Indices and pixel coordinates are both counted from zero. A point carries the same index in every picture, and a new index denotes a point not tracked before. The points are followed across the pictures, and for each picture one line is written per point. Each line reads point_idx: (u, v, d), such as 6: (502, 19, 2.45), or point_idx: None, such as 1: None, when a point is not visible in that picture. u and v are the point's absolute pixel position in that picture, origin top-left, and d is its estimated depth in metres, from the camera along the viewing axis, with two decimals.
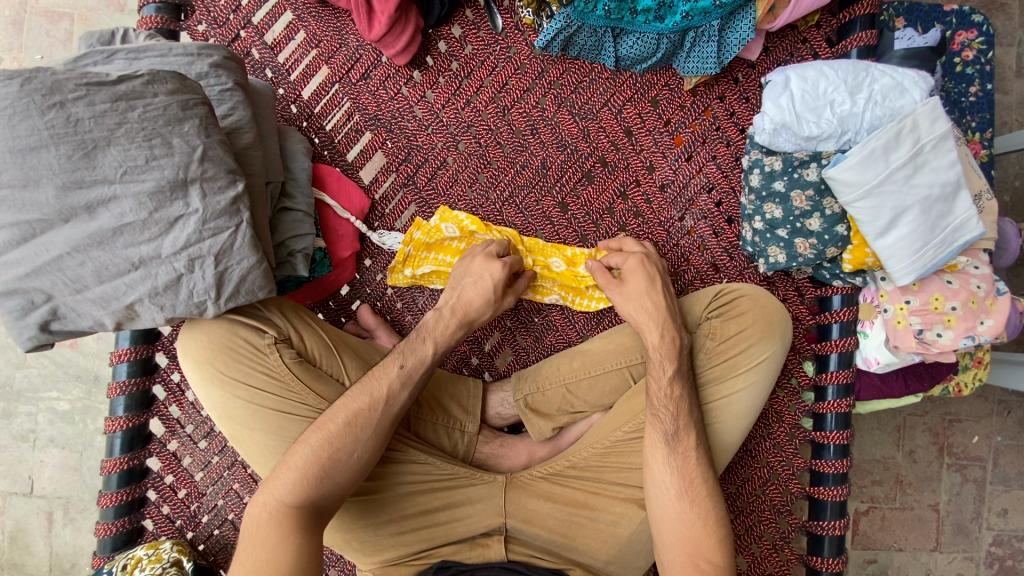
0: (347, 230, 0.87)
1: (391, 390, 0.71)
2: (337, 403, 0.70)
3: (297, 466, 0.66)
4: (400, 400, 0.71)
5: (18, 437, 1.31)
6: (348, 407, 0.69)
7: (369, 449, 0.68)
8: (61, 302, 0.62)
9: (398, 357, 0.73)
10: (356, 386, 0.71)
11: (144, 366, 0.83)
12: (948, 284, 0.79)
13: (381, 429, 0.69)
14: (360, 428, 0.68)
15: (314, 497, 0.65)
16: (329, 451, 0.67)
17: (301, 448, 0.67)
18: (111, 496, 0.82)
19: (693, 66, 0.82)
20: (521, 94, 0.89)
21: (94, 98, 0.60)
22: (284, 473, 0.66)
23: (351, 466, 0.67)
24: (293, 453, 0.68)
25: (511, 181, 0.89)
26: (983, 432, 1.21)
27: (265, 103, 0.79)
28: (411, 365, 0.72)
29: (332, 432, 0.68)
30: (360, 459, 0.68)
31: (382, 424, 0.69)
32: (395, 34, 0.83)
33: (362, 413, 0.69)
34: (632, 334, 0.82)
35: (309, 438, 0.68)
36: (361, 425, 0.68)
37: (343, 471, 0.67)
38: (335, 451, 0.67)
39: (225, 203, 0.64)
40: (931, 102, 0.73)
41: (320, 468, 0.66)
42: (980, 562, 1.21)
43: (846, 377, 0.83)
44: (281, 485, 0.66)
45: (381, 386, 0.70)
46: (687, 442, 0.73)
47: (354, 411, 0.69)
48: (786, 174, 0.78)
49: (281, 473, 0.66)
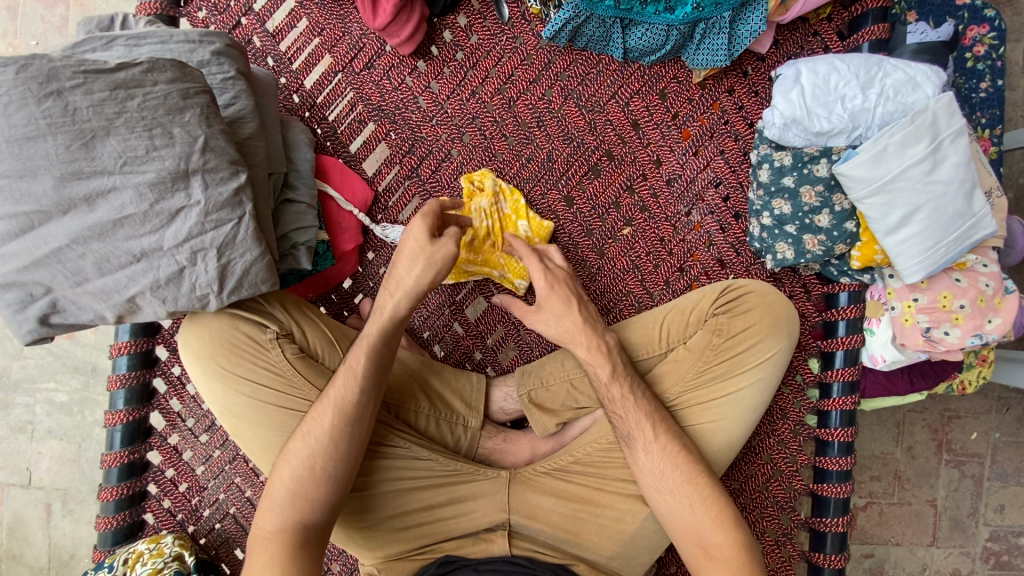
0: (350, 223, 0.86)
1: (340, 392, 0.68)
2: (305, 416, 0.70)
3: (276, 486, 0.67)
4: (350, 399, 0.68)
5: (16, 429, 1.30)
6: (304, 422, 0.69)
7: (332, 459, 0.67)
8: (61, 294, 0.61)
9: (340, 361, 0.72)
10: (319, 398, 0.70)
11: (145, 359, 0.82)
12: (956, 282, 0.79)
13: (338, 436, 0.68)
14: (319, 440, 0.67)
15: (296, 516, 0.66)
16: (296, 468, 0.67)
17: (281, 471, 0.68)
18: (111, 490, 0.81)
19: (702, 59, 0.81)
20: (526, 85, 0.87)
21: (92, 86, 0.58)
22: (269, 500, 0.67)
23: (320, 478, 0.67)
24: (274, 478, 0.68)
25: (516, 174, 0.88)
26: (982, 429, 1.21)
27: (268, 93, 0.77)
28: (351, 360, 0.70)
29: (296, 449, 0.68)
30: (326, 471, 0.67)
31: (337, 427, 0.68)
32: (400, 23, 0.81)
33: (319, 421, 0.68)
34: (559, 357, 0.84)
35: (286, 451, 0.68)
36: (314, 434, 0.68)
37: (316, 485, 0.66)
38: (300, 467, 0.67)
39: (227, 195, 0.62)
40: (946, 97, 0.72)
41: (292, 486, 0.66)
42: (976, 557, 1.22)
43: (851, 374, 0.83)
44: (268, 509, 0.67)
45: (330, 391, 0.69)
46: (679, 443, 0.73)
47: (312, 422, 0.68)
48: (796, 169, 0.78)
49: (268, 500, 0.67)
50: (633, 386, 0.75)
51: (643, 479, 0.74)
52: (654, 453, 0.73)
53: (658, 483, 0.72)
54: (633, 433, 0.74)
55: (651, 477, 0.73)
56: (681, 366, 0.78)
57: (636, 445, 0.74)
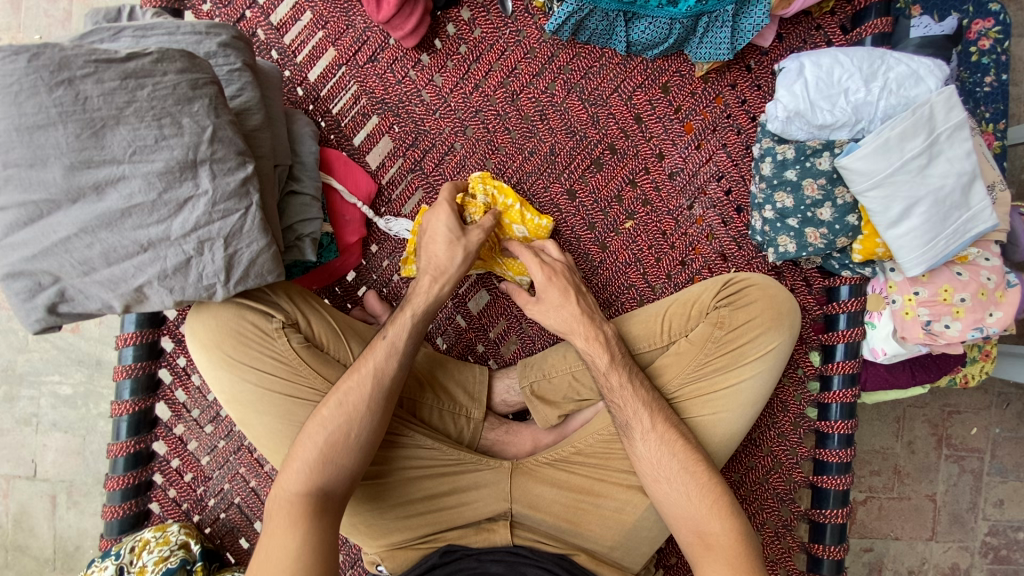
0: (354, 215, 0.86)
1: (380, 363, 0.70)
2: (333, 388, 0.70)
3: (303, 451, 0.67)
4: (390, 371, 0.70)
5: (21, 421, 1.31)
6: (339, 389, 0.70)
7: (367, 428, 0.68)
8: (69, 283, 0.62)
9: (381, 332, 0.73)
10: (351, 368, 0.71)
11: (150, 350, 0.82)
12: (957, 275, 0.79)
13: (376, 407, 0.69)
14: (355, 408, 0.68)
15: (321, 481, 0.66)
16: (326, 433, 0.67)
17: (305, 438, 0.68)
18: (117, 479, 0.81)
19: (705, 52, 0.81)
20: (530, 79, 0.87)
21: (103, 75, 0.58)
22: (292, 464, 0.67)
23: (351, 446, 0.67)
24: (298, 444, 0.68)
25: (520, 167, 0.89)
26: (982, 424, 1.22)
27: (272, 85, 0.77)
28: (393, 336, 0.72)
29: (327, 415, 0.68)
30: (358, 440, 0.68)
31: (375, 397, 0.69)
32: (404, 15, 0.81)
33: (355, 390, 0.69)
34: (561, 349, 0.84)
35: (316, 416, 0.69)
36: (351, 401, 0.69)
37: (347, 451, 0.67)
38: (332, 434, 0.67)
39: (234, 185, 0.63)
40: (948, 91, 0.73)
41: (322, 450, 0.67)
42: (975, 552, 1.22)
43: (852, 366, 0.84)
44: (291, 472, 0.66)
45: (369, 362, 0.70)
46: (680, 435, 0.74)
47: (347, 390, 0.69)
48: (798, 163, 0.78)
49: (292, 464, 0.67)
50: (629, 375, 0.76)
51: (640, 468, 0.74)
52: (654, 444, 0.73)
53: (658, 474, 0.73)
54: (631, 422, 0.75)
55: (646, 465, 0.74)
56: (684, 358, 0.79)
57: (633, 434, 0.74)
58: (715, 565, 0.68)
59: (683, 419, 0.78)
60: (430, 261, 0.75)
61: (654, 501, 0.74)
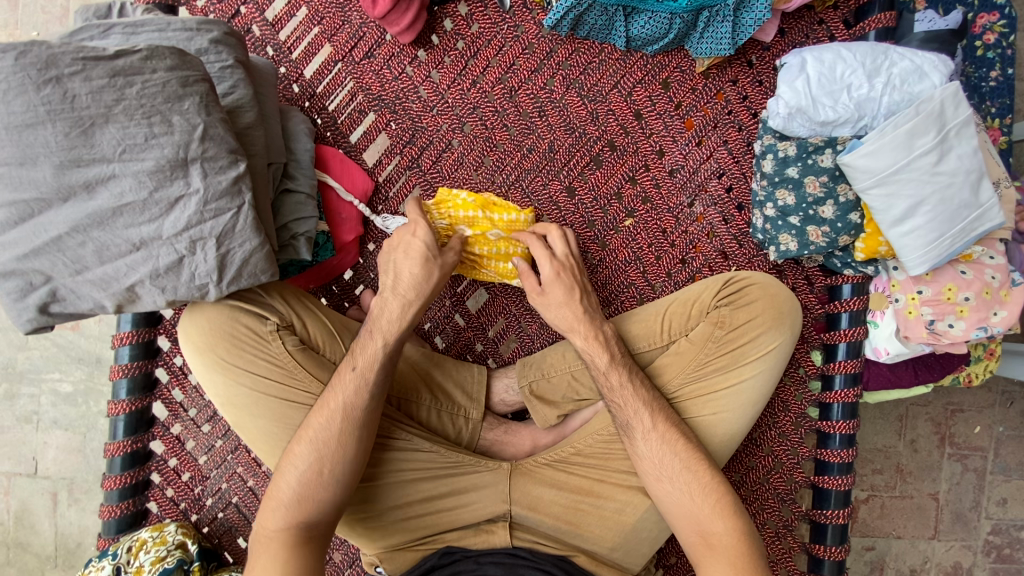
0: (350, 213, 0.85)
1: (349, 399, 0.69)
2: (305, 423, 0.70)
3: (282, 489, 0.67)
4: (360, 406, 0.69)
5: (22, 419, 1.32)
6: (311, 426, 0.69)
7: (341, 463, 0.68)
8: (61, 283, 0.61)
9: (348, 361, 0.72)
10: (319, 402, 0.71)
11: (147, 349, 0.82)
12: (962, 274, 0.78)
13: (349, 440, 0.68)
14: (326, 444, 0.68)
15: (302, 517, 0.66)
16: (300, 471, 0.67)
17: (282, 475, 0.68)
18: (114, 478, 0.81)
19: (706, 47, 0.80)
20: (529, 74, 0.86)
21: (91, 73, 0.58)
22: (270, 501, 0.68)
23: (328, 481, 0.67)
24: (275, 480, 0.69)
25: (518, 165, 0.88)
26: (985, 422, 1.21)
27: (267, 82, 0.77)
28: (362, 366, 0.71)
29: (302, 452, 0.68)
30: (335, 474, 0.68)
31: (346, 431, 0.68)
32: (400, 11, 0.80)
33: (325, 428, 0.68)
34: (563, 348, 0.83)
35: (289, 457, 0.68)
36: (322, 435, 0.68)
37: (321, 488, 0.67)
38: (308, 471, 0.67)
39: (226, 184, 0.62)
40: (953, 86, 0.71)
41: (300, 487, 0.67)
42: (978, 550, 1.22)
43: (854, 366, 0.83)
44: (272, 510, 0.67)
45: (337, 397, 0.69)
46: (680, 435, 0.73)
47: (318, 426, 0.69)
48: (800, 160, 0.77)
49: (270, 501, 0.68)
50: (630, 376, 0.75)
51: (643, 468, 0.74)
52: (656, 444, 0.73)
53: (661, 473, 0.72)
54: (632, 422, 0.74)
55: (648, 465, 0.73)
56: (683, 358, 0.78)
57: (634, 433, 0.74)
58: (717, 566, 0.67)
59: (683, 419, 0.78)
60: (401, 280, 0.75)
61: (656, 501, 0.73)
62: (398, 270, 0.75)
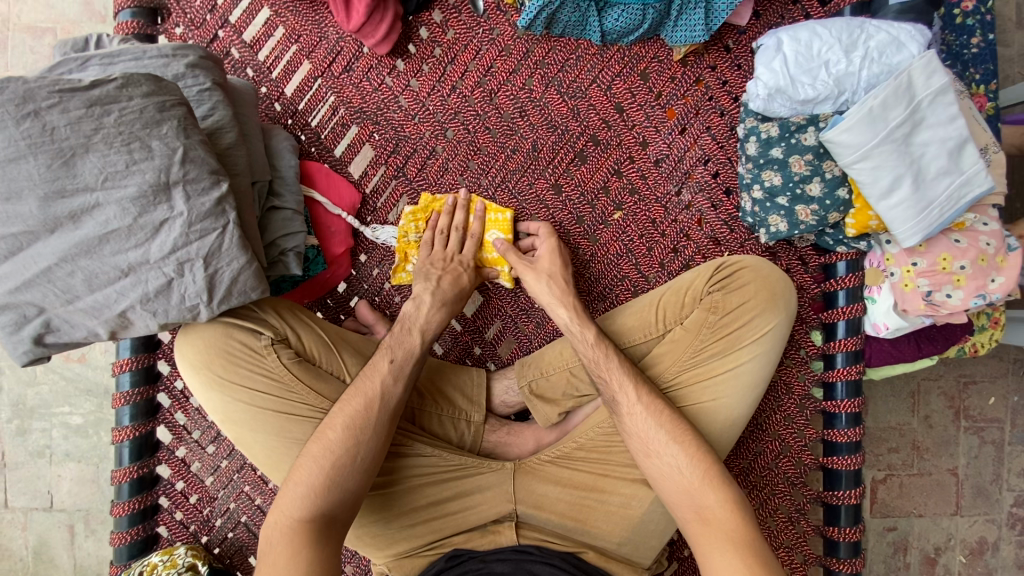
0: (339, 226, 0.86)
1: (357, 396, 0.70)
2: (333, 412, 0.70)
3: (306, 478, 0.66)
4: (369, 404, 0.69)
5: (35, 454, 1.33)
6: (344, 411, 0.69)
7: (373, 449, 0.68)
8: (54, 313, 0.62)
9: (387, 351, 0.73)
10: (352, 388, 0.71)
11: (147, 375, 0.83)
12: (955, 243, 0.77)
13: (383, 426, 0.69)
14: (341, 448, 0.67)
15: (325, 507, 0.65)
16: (332, 456, 0.66)
17: (309, 460, 0.67)
18: (123, 505, 0.81)
19: (680, 35, 0.80)
20: (507, 76, 0.87)
21: (67, 105, 0.59)
22: (294, 487, 0.66)
23: (357, 469, 0.67)
24: (298, 470, 0.67)
25: (503, 166, 0.88)
26: (1000, 393, 1.19)
27: (246, 102, 0.77)
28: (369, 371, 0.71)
29: (333, 439, 0.67)
30: (365, 460, 0.68)
31: (381, 419, 0.69)
32: (374, 23, 0.81)
33: (340, 430, 0.68)
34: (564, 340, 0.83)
35: (312, 448, 0.68)
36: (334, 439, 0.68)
37: (351, 475, 0.67)
38: (338, 458, 0.66)
39: (210, 205, 0.62)
40: (928, 55, 0.71)
41: (327, 473, 0.66)
42: (1001, 524, 1.20)
43: (855, 344, 0.82)
44: (291, 498, 0.65)
45: (357, 405, 0.69)
46: (682, 427, 0.72)
47: (353, 413, 0.69)
48: (783, 140, 0.77)
49: (292, 487, 0.66)
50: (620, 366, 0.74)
51: (632, 445, 0.73)
52: (647, 424, 0.72)
53: (649, 448, 0.71)
54: (625, 409, 0.73)
55: (636, 441, 0.72)
56: (680, 346, 0.77)
57: (619, 408, 0.73)
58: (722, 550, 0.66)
59: (683, 407, 0.76)
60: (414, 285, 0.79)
61: (648, 478, 0.72)
62: (425, 274, 0.80)
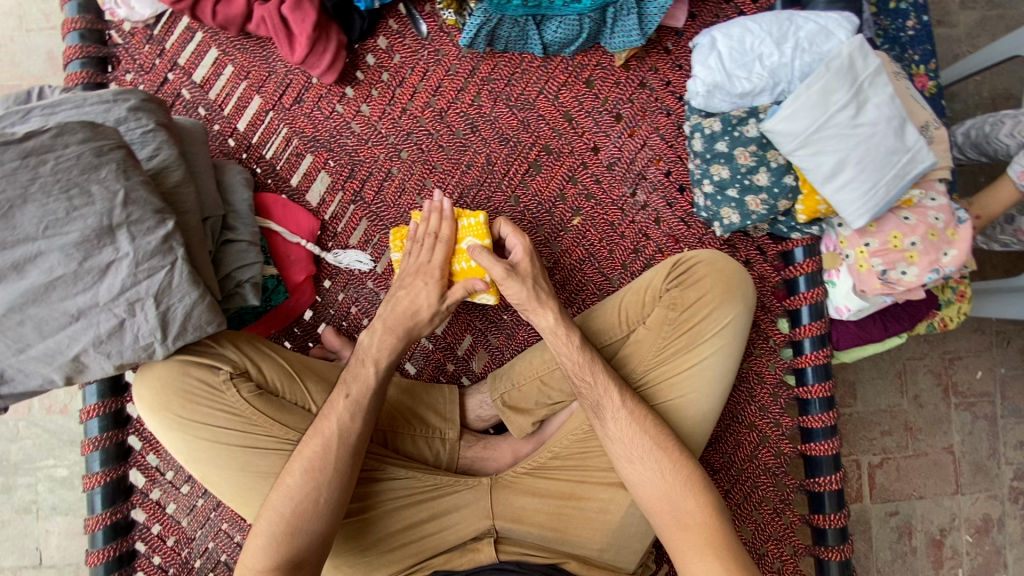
0: (299, 253, 0.86)
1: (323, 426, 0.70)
2: (295, 453, 0.70)
3: (266, 528, 0.66)
4: (334, 432, 0.69)
5: (20, 510, 1.30)
6: (302, 455, 0.69)
7: (335, 488, 0.68)
8: (5, 365, 0.62)
9: (342, 388, 0.73)
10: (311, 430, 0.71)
11: (116, 419, 0.83)
12: (904, 220, 0.78)
13: (343, 467, 0.68)
14: (308, 478, 0.67)
15: (288, 555, 0.66)
16: (295, 500, 0.67)
17: (268, 510, 0.67)
18: (98, 553, 0.80)
19: (618, 42, 0.82)
20: (455, 94, 0.88)
21: (4, 157, 0.60)
22: (255, 539, 0.67)
23: (319, 512, 0.67)
24: (263, 514, 0.68)
25: (460, 182, 0.89)
26: (986, 366, 1.19)
27: (194, 141, 0.78)
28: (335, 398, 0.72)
29: (291, 485, 0.67)
30: (327, 505, 0.67)
31: (340, 459, 0.69)
32: (318, 54, 0.83)
33: (306, 461, 0.68)
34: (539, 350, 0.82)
35: (274, 499, 0.68)
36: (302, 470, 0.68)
37: (317, 512, 0.66)
38: (298, 504, 0.66)
39: (156, 243, 0.63)
40: (858, 40, 0.72)
41: (287, 521, 0.66)
42: (1004, 499, 1.19)
43: (819, 328, 0.83)
44: (254, 549, 0.66)
45: (321, 436, 0.69)
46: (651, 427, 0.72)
47: (311, 455, 0.68)
48: (727, 134, 0.78)
49: (255, 539, 0.67)
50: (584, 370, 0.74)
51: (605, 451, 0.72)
52: (614, 427, 0.72)
53: (623, 454, 0.71)
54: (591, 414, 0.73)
55: (612, 446, 0.72)
56: (644, 345, 0.77)
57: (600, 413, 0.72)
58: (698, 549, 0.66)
59: (653, 406, 0.77)
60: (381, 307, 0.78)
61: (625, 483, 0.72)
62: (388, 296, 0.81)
